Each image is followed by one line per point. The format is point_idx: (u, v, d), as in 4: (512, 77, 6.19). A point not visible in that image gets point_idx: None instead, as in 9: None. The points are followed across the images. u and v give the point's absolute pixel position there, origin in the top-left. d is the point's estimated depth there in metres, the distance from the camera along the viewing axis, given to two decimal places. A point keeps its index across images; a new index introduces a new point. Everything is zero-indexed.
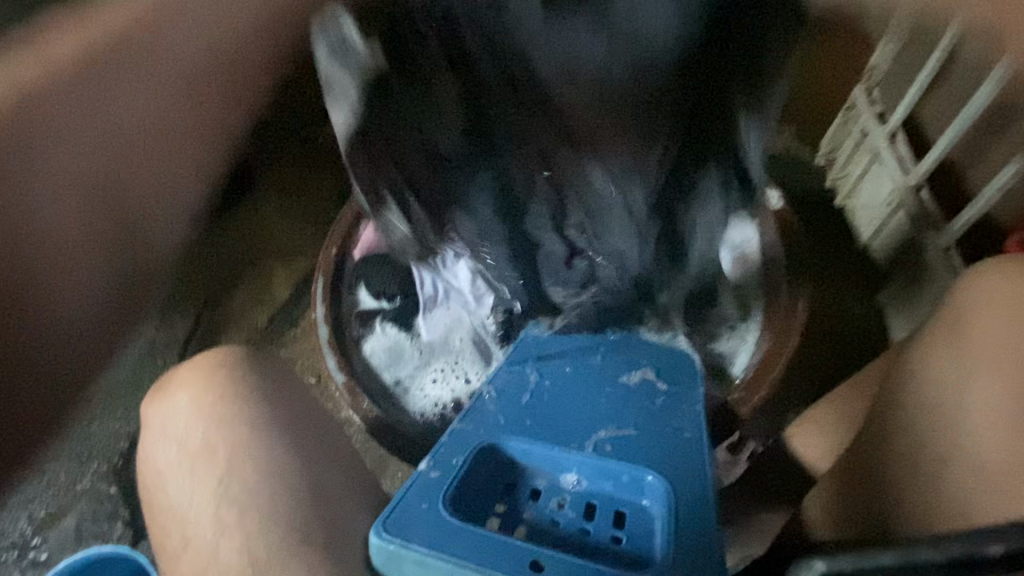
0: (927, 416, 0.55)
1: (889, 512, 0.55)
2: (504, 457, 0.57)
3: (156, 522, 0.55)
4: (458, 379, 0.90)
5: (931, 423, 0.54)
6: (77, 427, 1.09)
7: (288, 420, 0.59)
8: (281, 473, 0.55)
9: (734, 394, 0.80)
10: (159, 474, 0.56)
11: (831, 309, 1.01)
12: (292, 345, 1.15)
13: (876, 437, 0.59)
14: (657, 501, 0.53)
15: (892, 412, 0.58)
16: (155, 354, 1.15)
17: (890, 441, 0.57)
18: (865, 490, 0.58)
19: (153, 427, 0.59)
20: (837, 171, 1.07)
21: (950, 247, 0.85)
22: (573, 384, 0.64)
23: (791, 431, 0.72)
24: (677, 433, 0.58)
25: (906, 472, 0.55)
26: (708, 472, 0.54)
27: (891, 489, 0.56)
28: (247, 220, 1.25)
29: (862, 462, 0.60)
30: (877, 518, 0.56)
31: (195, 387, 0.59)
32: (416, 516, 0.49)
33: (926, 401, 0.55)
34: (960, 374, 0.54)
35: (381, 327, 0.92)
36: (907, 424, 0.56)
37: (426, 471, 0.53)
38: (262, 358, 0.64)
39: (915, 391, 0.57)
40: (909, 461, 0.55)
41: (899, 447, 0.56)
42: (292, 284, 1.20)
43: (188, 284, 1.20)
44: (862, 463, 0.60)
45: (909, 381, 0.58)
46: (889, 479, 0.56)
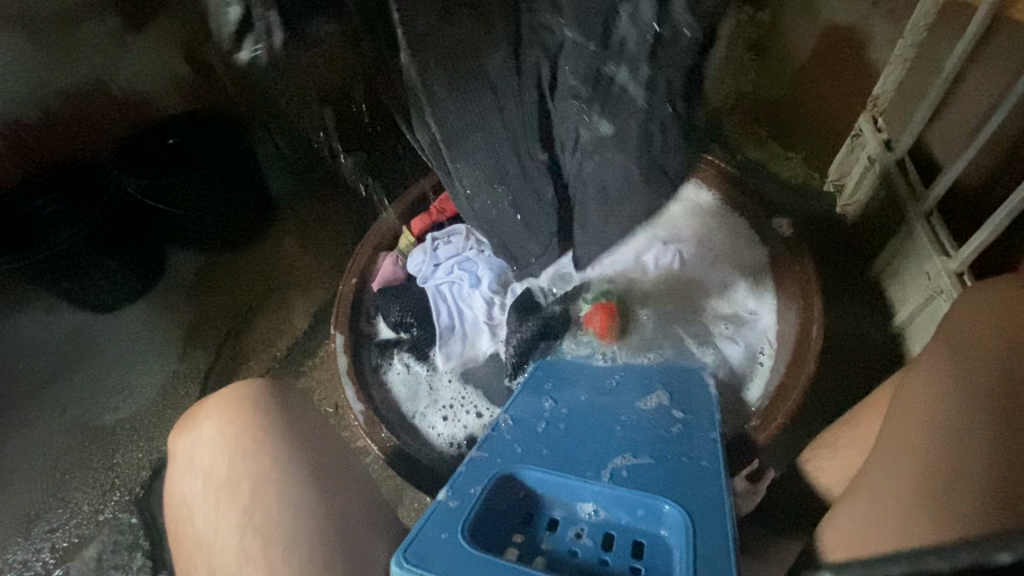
0: (927, 423, 0.52)
1: (875, 522, 0.50)
2: (520, 487, 0.57)
3: (184, 553, 0.57)
4: (468, 414, 0.91)
5: (931, 432, 0.52)
6: (101, 457, 1.12)
7: (315, 448, 0.61)
8: (306, 502, 0.56)
9: (750, 422, 0.82)
10: (187, 506, 0.58)
11: (845, 333, 1.02)
12: (310, 374, 1.17)
13: (886, 444, 0.54)
14: (676, 531, 0.52)
15: (904, 415, 0.55)
16: (177, 384, 1.18)
17: (886, 452, 0.54)
18: (872, 501, 0.52)
19: (181, 459, 0.61)
20: (848, 200, 1.07)
21: (963, 271, 0.84)
22: (588, 414, 0.65)
23: (807, 454, 0.72)
24: (694, 461, 0.58)
25: (898, 482, 0.51)
26: (725, 500, 0.54)
27: (877, 499, 0.52)
28: (268, 253, 1.29)
29: (868, 475, 0.55)
30: (891, 527, 0.49)
31: (220, 418, 0.61)
32: (435, 546, 0.49)
33: (942, 398, 0.53)
34: (971, 381, 0.53)
35: (398, 359, 0.94)
36: (909, 431, 0.53)
37: (444, 501, 0.54)
38: (285, 389, 0.65)
39: (922, 400, 0.54)
40: (903, 468, 0.51)
41: (918, 449, 0.51)
42: (311, 314, 1.23)
43: (211, 316, 1.24)
44: (868, 476, 0.55)
45: (913, 393, 0.55)
46: (877, 491, 0.52)
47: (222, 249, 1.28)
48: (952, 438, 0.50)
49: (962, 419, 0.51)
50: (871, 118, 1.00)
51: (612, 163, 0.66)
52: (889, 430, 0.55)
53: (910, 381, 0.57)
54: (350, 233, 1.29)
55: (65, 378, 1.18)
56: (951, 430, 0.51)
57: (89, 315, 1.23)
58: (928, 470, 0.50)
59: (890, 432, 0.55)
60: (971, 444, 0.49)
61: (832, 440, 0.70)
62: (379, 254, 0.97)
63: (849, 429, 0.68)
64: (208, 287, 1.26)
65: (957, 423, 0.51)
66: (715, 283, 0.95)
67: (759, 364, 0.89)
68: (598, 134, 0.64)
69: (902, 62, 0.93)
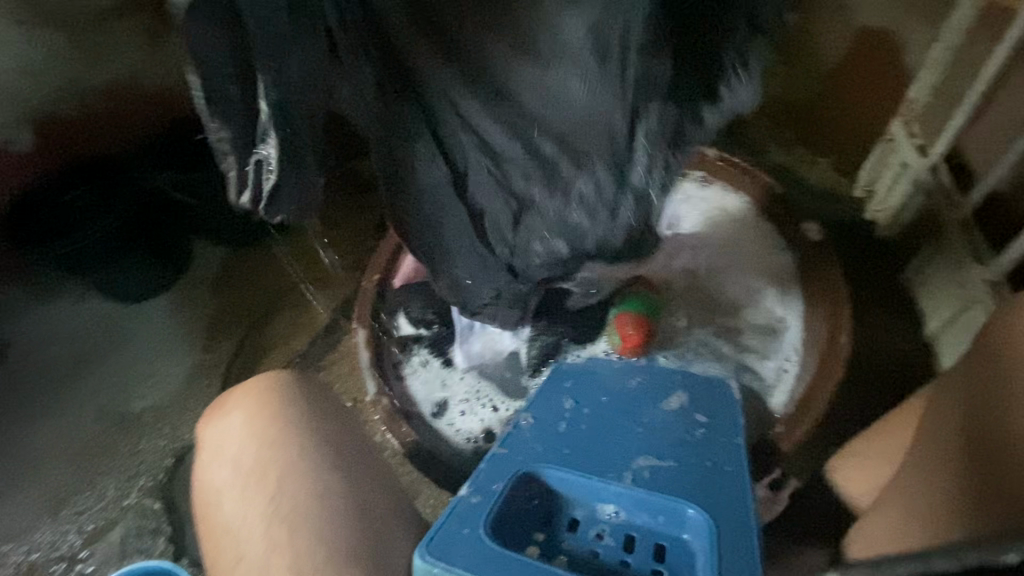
0: (950, 431, 0.52)
1: (905, 524, 0.52)
2: (542, 485, 0.57)
3: (210, 540, 0.58)
4: (485, 409, 0.91)
5: (950, 437, 0.52)
6: (127, 443, 1.14)
7: (339, 440, 0.62)
8: (331, 493, 0.57)
9: (774, 429, 0.80)
10: (214, 493, 0.59)
11: (871, 340, 0.99)
12: (330, 368, 1.18)
13: (921, 449, 0.55)
14: (699, 535, 0.52)
15: (936, 418, 0.55)
16: (200, 375, 1.20)
17: (919, 458, 0.55)
18: (910, 504, 0.53)
19: (207, 447, 0.62)
20: (878, 207, 1.04)
21: (1000, 279, 0.82)
22: (609, 415, 0.65)
23: (832, 464, 0.71)
24: (717, 465, 0.57)
25: (925, 485, 0.52)
26: (749, 506, 0.53)
27: (911, 504, 0.53)
28: (292, 248, 1.31)
29: (905, 478, 0.55)
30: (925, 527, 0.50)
31: (247, 409, 0.62)
32: (458, 541, 0.50)
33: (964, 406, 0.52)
34: (979, 374, 0.53)
35: (416, 355, 0.94)
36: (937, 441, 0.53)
37: (467, 496, 0.54)
38: (309, 381, 0.66)
39: (952, 408, 0.54)
40: (930, 474, 0.52)
41: (947, 448, 0.52)
42: (332, 309, 1.24)
43: (235, 309, 1.26)
44: (903, 482, 0.55)
45: (945, 401, 0.55)
46: (912, 494, 0.53)
47: (247, 243, 1.30)
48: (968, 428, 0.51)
49: (973, 408, 0.51)
50: (905, 124, 0.97)
51: (553, 261, 0.73)
52: (926, 434, 0.56)
53: (947, 391, 0.56)
54: (371, 230, 1.31)
55: (94, 365, 1.21)
56: (969, 421, 0.51)
57: (118, 304, 1.26)
58: (955, 465, 0.50)
59: (926, 437, 0.55)
60: (982, 431, 0.49)
61: (860, 448, 0.68)
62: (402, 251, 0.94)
63: (877, 437, 0.67)
64: (233, 280, 1.29)
65: (972, 414, 0.51)
66: (739, 289, 0.94)
67: (783, 372, 0.87)
68: (546, 241, 0.71)
69: (937, 68, 0.90)
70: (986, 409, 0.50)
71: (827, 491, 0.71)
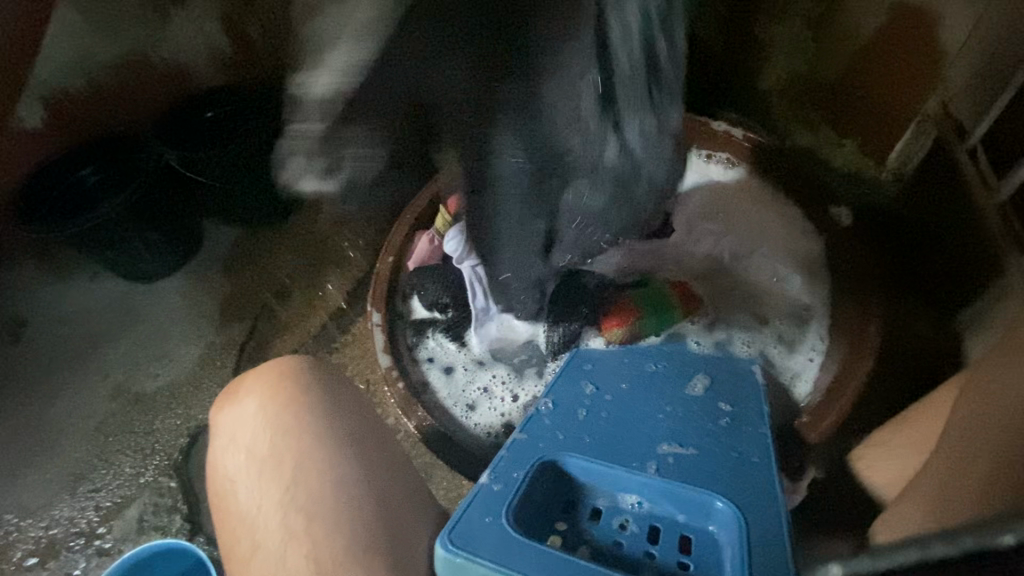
0: (982, 417, 0.52)
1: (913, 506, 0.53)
2: (564, 473, 0.56)
3: (227, 526, 0.57)
4: (504, 399, 0.90)
5: (977, 424, 0.53)
6: (143, 422, 1.15)
7: (355, 426, 0.61)
8: (350, 481, 0.56)
9: (800, 418, 0.78)
10: (230, 479, 0.58)
11: (899, 328, 0.97)
12: (343, 350, 1.18)
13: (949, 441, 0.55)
14: (726, 528, 0.50)
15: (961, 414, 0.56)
16: (214, 355, 1.20)
17: (938, 454, 0.56)
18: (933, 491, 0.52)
19: (222, 433, 0.60)
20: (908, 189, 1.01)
21: None
22: (629, 403, 0.64)
23: (859, 453, 0.70)
24: (743, 456, 0.56)
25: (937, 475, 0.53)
26: (778, 498, 0.51)
27: (923, 489, 0.54)
28: (304, 229, 1.30)
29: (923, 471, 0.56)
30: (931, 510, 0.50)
31: (260, 394, 0.61)
32: (479, 529, 0.48)
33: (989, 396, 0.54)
34: None
35: (432, 339, 0.94)
36: (962, 427, 0.54)
37: (487, 484, 0.53)
38: (325, 367, 0.65)
39: (982, 397, 0.54)
40: (943, 466, 0.53)
41: (960, 440, 0.53)
42: (345, 291, 1.23)
43: (248, 289, 1.25)
44: (928, 470, 0.55)
45: (980, 389, 0.55)
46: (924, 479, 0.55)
47: (262, 223, 1.29)
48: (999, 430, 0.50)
49: (985, 415, 0.52)
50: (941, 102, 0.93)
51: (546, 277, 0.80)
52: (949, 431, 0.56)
53: (980, 384, 0.56)
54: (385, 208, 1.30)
55: (109, 344, 1.22)
56: (980, 418, 0.53)
57: (132, 283, 1.26)
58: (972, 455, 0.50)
59: (955, 425, 0.55)
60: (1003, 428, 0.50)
61: (886, 438, 0.68)
62: (414, 234, 0.96)
63: (906, 428, 0.67)
64: (245, 260, 1.28)
65: (992, 418, 0.51)
66: (762, 276, 0.91)
67: (806, 360, 0.86)
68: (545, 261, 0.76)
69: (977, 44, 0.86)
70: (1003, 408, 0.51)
71: (853, 484, 0.69)
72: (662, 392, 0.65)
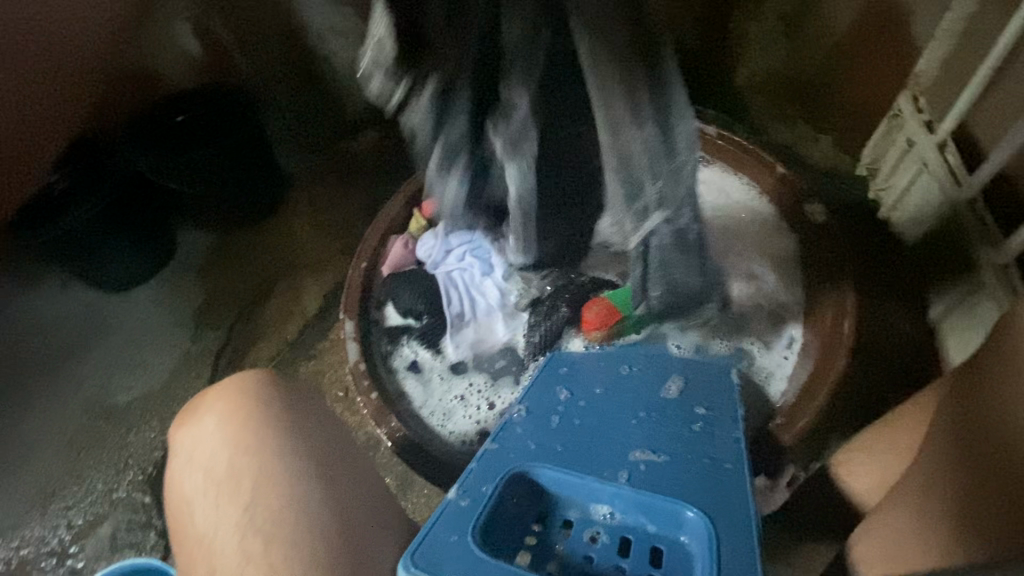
0: (967, 435, 0.52)
1: (922, 541, 0.53)
2: (536, 485, 0.55)
3: (184, 548, 0.55)
4: (480, 406, 0.88)
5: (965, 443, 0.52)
6: (116, 436, 1.13)
7: (319, 441, 0.59)
8: (310, 499, 0.54)
9: (774, 421, 0.78)
10: (188, 501, 0.56)
11: (877, 324, 0.97)
12: (320, 357, 1.16)
13: (933, 452, 0.54)
14: (697, 539, 0.49)
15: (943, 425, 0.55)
16: (188, 366, 1.18)
17: (925, 471, 0.55)
18: (943, 524, 0.51)
19: (181, 453, 0.59)
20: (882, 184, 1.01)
21: (1008, 263, 0.78)
22: (603, 408, 0.63)
23: (837, 458, 0.68)
24: (716, 463, 0.55)
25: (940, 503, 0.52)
26: (750, 506, 0.51)
27: (926, 517, 0.53)
28: (279, 234, 1.27)
29: (913, 488, 0.56)
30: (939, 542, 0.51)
31: (220, 412, 0.59)
32: (445, 550, 0.47)
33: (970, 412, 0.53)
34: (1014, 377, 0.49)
35: (407, 347, 0.92)
36: (947, 443, 0.54)
37: (455, 500, 0.51)
38: (289, 382, 0.63)
39: (960, 411, 0.54)
40: (940, 494, 0.53)
41: (950, 459, 0.53)
42: (322, 296, 1.21)
43: (222, 297, 1.23)
44: (918, 488, 0.55)
45: (959, 402, 0.54)
46: (921, 503, 0.54)
47: (233, 228, 1.26)
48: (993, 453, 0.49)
49: (970, 428, 0.52)
50: (912, 97, 0.92)
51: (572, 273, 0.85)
52: (934, 444, 0.56)
53: (957, 394, 0.55)
54: (361, 213, 1.28)
55: (78, 356, 1.18)
56: (967, 434, 0.52)
57: (101, 293, 1.23)
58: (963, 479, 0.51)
59: (940, 441, 0.55)
60: (993, 449, 0.49)
61: (864, 442, 0.67)
62: (389, 238, 0.94)
63: (887, 431, 0.65)
64: (218, 267, 1.25)
65: (978, 435, 0.51)
66: (735, 275, 0.91)
67: (781, 358, 0.86)
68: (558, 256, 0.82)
69: (949, 38, 0.85)
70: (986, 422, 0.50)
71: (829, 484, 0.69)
72: (637, 396, 0.65)
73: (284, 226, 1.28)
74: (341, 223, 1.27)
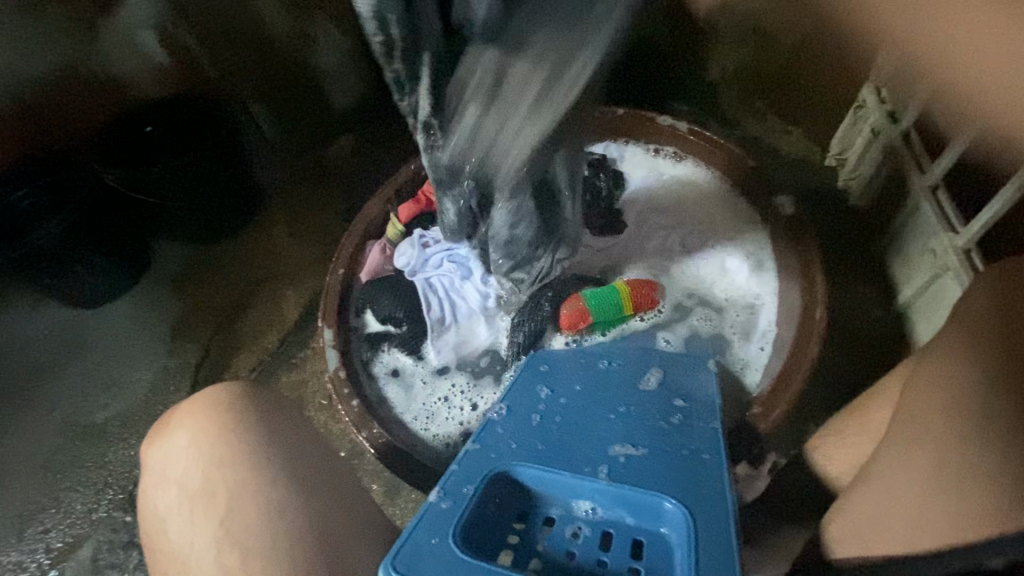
0: (939, 421, 0.52)
1: (896, 516, 0.52)
2: (517, 484, 0.55)
3: (161, 564, 0.54)
4: (463, 408, 0.88)
5: (940, 428, 0.51)
6: (92, 456, 1.10)
7: (295, 451, 0.58)
8: (287, 509, 0.54)
9: (751, 410, 0.79)
10: (161, 518, 0.55)
11: (852, 312, 0.99)
12: (302, 367, 1.14)
13: (910, 439, 0.53)
14: (676, 529, 0.50)
15: (917, 402, 0.54)
16: (166, 380, 1.15)
17: (895, 452, 0.54)
18: (922, 502, 0.50)
19: (152, 471, 0.58)
20: (850, 174, 1.03)
21: (971, 247, 0.79)
22: (583, 404, 0.63)
23: (812, 443, 0.70)
24: (694, 454, 0.56)
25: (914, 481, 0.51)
26: (727, 496, 0.51)
27: (897, 491, 0.53)
28: (254, 242, 1.26)
29: (882, 467, 0.55)
30: (910, 522, 0.51)
31: (192, 426, 0.59)
32: (426, 553, 0.47)
33: (957, 394, 0.51)
34: (983, 365, 0.51)
35: (387, 354, 0.92)
36: (917, 431, 0.53)
37: (436, 502, 0.51)
38: (263, 393, 0.62)
39: (923, 398, 0.54)
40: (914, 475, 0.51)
41: (922, 435, 0.52)
42: (302, 304, 1.20)
43: (198, 309, 1.21)
44: (887, 470, 0.54)
45: (923, 389, 0.55)
46: (892, 479, 0.53)
47: (209, 239, 1.24)
48: (1014, 411, 0.48)
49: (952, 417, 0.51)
50: (875, 88, 0.96)
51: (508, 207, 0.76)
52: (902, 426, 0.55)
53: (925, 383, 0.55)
54: (338, 219, 1.27)
55: (51, 377, 1.15)
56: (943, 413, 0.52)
57: (72, 311, 1.20)
58: (955, 460, 0.49)
59: (913, 428, 0.54)
60: (978, 435, 0.49)
61: (838, 427, 0.68)
62: (366, 244, 0.94)
63: (856, 416, 0.67)
64: (193, 279, 1.23)
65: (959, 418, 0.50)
66: (710, 268, 0.92)
67: (757, 351, 0.87)
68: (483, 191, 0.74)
69: None
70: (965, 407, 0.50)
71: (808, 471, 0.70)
72: (617, 391, 0.65)
73: (259, 236, 1.26)
74: (318, 229, 1.26)
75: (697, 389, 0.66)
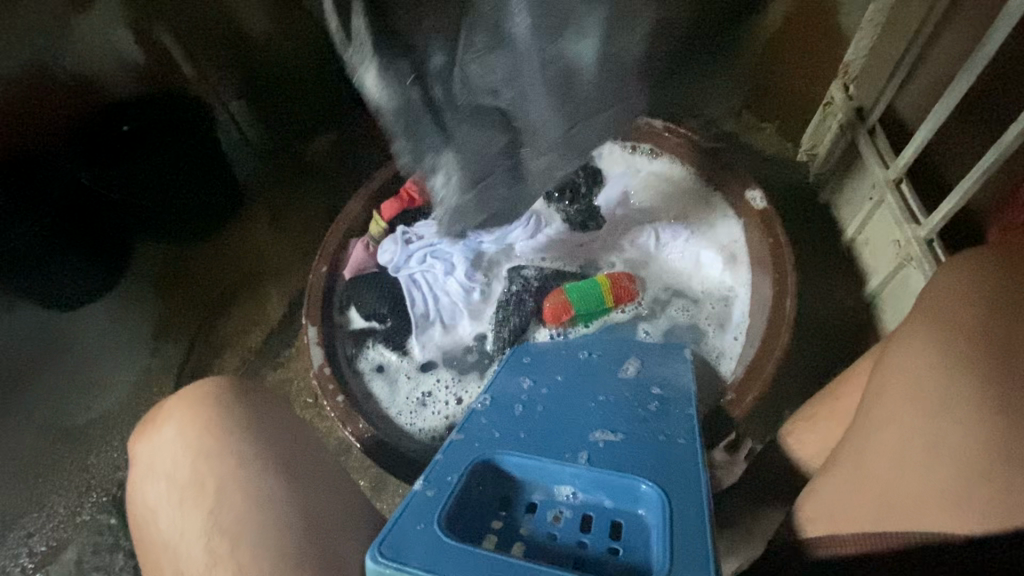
0: (904, 404, 0.54)
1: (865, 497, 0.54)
2: (499, 471, 0.56)
3: (150, 556, 0.56)
4: (448, 402, 0.90)
5: (906, 412, 0.53)
6: (75, 459, 1.10)
7: (281, 442, 0.59)
8: (273, 498, 0.55)
9: (726, 396, 0.82)
10: (151, 509, 0.56)
11: (823, 302, 1.02)
12: (287, 365, 1.15)
13: (877, 424, 0.55)
14: (652, 509, 0.52)
15: (881, 387, 0.56)
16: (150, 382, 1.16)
17: (862, 435, 0.56)
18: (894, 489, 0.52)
19: (140, 464, 0.59)
20: (822, 168, 1.07)
21: (932, 238, 0.83)
22: (564, 394, 0.66)
23: (788, 428, 0.73)
24: (670, 438, 0.58)
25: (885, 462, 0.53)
26: (702, 478, 0.53)
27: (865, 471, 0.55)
28: (237, 242, 1.26)
29: (851, 451, 0.57)
30: (880, 502, 0.53)
31: (180, 420, 0.59)
32: (412, 538, 0.49)
33: (921, 378, 0.53)
34: (944, 350, 0.53)
35: (372, 350, 0.93)
36: (883, 417, 0.55)
37: (421, 490, 0.53)
38: (249, 387, 0.63)
39: (887, 384, 0.56)
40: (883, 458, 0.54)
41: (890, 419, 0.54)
42: (286, 303, 1.20)
43: (180, 309, 1.20)
44: (856, 455, 0.56)
45: (887, 372, 0.57)
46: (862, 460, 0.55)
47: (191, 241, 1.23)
48: (972, 391, 0.50)
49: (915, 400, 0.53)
50: (843, 85, 0.99)
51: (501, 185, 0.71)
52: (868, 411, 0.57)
53: (885, 368, 0.57)
54: (320, 218, 1.27)
55: None
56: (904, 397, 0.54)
57: None
58: (927, 446, 0.51)
59: (881, 415, 0.55)
60: (942, 420, 0.51)
61: (810, 411, 0.70)
62: (350, 240, 0.94)
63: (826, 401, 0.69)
64: (174, 277, 1.22)
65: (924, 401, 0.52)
66: (686, 261, 0.95)
67: (732, 339, 0.90)
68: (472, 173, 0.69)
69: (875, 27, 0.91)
70: (927, 393, 0.52)
71: (779, 454, 0.73)
72: (597, 382, 0.67)
73: (241, 236, 1.26)
74: (300, 229, 1.26)
75: (674, 377, 0.68)
